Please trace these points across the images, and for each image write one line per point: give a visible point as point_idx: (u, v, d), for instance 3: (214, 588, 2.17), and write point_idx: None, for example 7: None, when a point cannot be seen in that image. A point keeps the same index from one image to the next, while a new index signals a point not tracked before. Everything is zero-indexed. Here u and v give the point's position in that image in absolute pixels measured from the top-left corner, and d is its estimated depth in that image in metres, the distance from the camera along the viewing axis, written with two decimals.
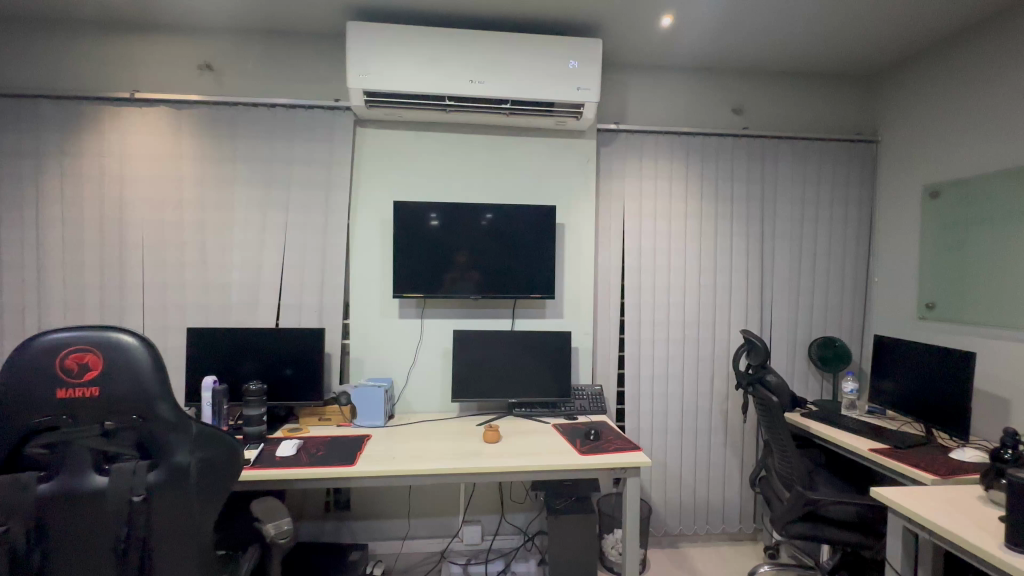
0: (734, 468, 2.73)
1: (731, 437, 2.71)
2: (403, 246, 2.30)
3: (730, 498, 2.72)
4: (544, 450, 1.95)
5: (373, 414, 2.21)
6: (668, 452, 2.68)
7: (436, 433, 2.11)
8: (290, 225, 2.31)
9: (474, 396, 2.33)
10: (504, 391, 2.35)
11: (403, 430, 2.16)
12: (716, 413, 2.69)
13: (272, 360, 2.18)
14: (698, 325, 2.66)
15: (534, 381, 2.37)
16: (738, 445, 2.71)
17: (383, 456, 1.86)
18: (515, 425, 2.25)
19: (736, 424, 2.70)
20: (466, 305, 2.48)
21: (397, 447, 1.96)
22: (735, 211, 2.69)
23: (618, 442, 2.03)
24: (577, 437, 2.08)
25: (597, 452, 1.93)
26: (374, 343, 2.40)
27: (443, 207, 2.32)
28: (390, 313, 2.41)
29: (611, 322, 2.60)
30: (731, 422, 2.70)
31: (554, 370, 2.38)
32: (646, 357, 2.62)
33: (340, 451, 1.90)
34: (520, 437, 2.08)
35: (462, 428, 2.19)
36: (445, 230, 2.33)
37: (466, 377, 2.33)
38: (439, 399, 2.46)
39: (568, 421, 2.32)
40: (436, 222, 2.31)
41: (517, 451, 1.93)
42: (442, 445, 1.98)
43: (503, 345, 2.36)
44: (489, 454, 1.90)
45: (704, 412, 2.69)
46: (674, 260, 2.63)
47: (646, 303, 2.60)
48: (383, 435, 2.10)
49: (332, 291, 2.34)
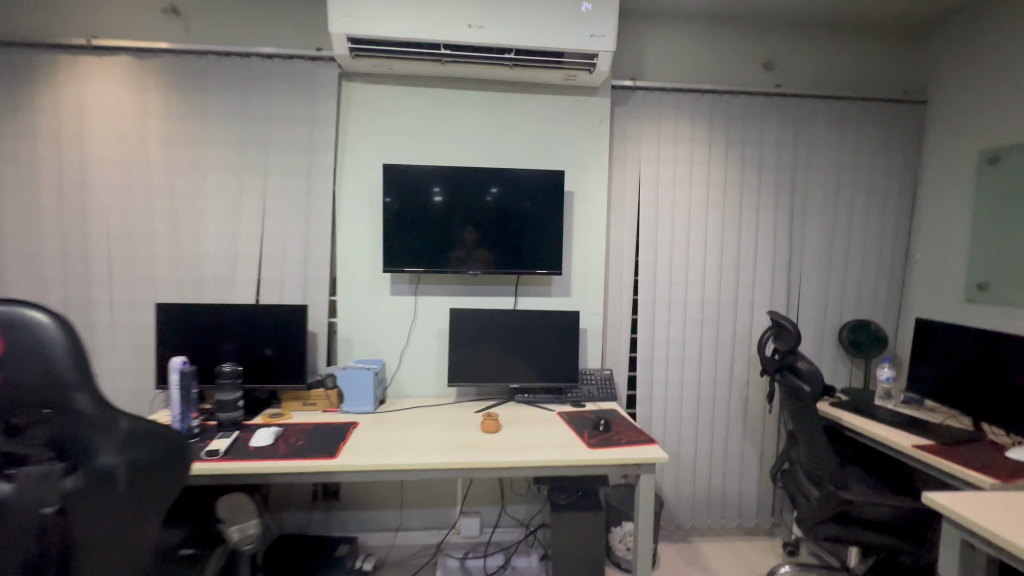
0: (753, 459, 2.53)
1: (751, 426, 2.51)
2: (401, 220, 2.07)
3: (747, 491, 2.53)
4: (548, 442, 1.75)
5: (362, 399, 2.03)
6: (681, 441, 2.48)
7: (430, 422, 1.93)
8: (269, 191, 2.09)
9: (471, 381, 2.13)
10: (505, 376, 2.15)
11: (394, 417, 1.97)
12: (735, 401, 2.49)
13: (250, 340, 1.98)
14: (718, 306, 2.44)
15: (538, 365, 2.16)
16: (759, 436, 2.51)
17: (368, 448, 1.67)
18: (516, 412, 2.06)
19: (756, 413, 2.50)
20: (464, 281, 2.26)
21: (385, 436, 1.77)
22: (763, 180, 2.42)
23: (631, 433, 1.83)
24: (585, 428, 1.88)
25: (608, 445, 1.73)
26: (363, 322, 2.20)
27: (446, 179, 2.08)
28: (381, 290, 2.20)
29: (622, 300, 2.38)
30: (751, 411, 2.50)
31: (559, 353, 2.17)
32: (661, 340, 2.41)
33: (322, 441, 1.71)
34: (522, 427, 1.89)
35: (459, 416, 2.00)
36: (451, 205, 2.10)
37: (463, 360, 2.14)
38: (435, 383, 2.27)
39: (575, 409, 2.12)
40: (440, 198, 2.08)
41: (518, 443, 1.74)
42: (435, 436, 1.79)
43: (504, 326, 2.15)
44: (486, 446, 1.70)
45: (722, 399, 2.48)
46: (694, 234, 2.39)
47: (661, 280, 2.37)
48: (372, 422, 1.91)
49: (317, 265, 2.13)
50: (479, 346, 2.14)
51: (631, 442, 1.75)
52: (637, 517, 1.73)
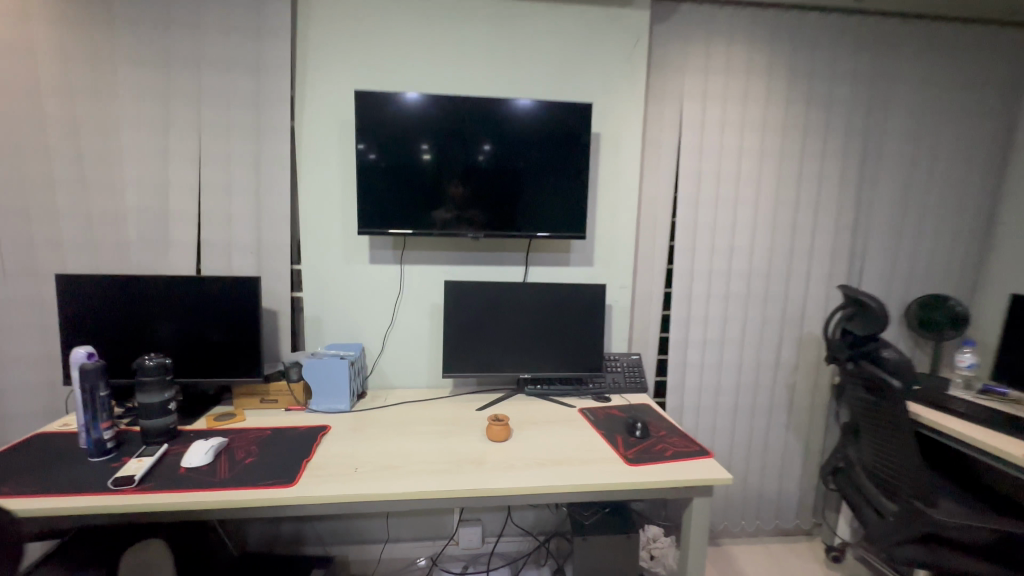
0: (797, 454, 2.19)
1: (796, 418, 2.15)
2: (385, 182, 1.62)
3: (787, 490, 2.21)
4: (573, 457, 1.35)
5: (335, 395, 1.61)
6: (716, 435, 2.12)
7: (421, 425, 1.52)
8: (204, 127, 1.59)
9: (472, 370, 1.72)
10: (513, 364, 1.74)
11: (375, 418, 1.57)
12: (780, 389, 2.12)
13: (188, 322, 1.54)
14: (768, 277, 2.02)
15: (553, 351, 1.76)
16: (804, 429, 2.16)
17: (338, 468, 1.26)
18: (528, 410, 1.66)
19: (803, 403, 2.13)
20: (462, 247, 1.81)
21: (361, 449, 1.37)
22: (832, 122, 1.95)
23: (677, 442, 1.44)
24: (618, 435, 1.49)
25: (652, 461, 1.34)
26: (336, 298, 1.76)
27: (435, 131, 1.61)
28: (358, 257, 1.75)
29: (654, 271, 1.95)
30: (799, 401, 2.13)
31: (580, 337, 1.76)
32: (698, 318, 2.00)
33: (279, 458, 1.30)
34: (538, 432, 1.49)
35: (456, 416, 1.60)
36: (439, 156, 1.62)
37: (462, 345, 1.72)
38: (427, 371, 1.86)
39: (599, 404, 1.73)
40: (429, 155, 1.61)
41: (534, 458, 1.34)
42: (426, 447, 1.38)
43: (512, 303, 1.73)
44: (494, 464, 1.30)
45: (766, 387, 2.11)
46: (744, 189, 1.94)
47: (702, 247, 1.94)
48: (346, 427, 1.50)
49: (273, 225, 1.66)
50: (481, 328, 1.72)
51: (680, 456, 1.36)
52: (684, 548, 1.36)
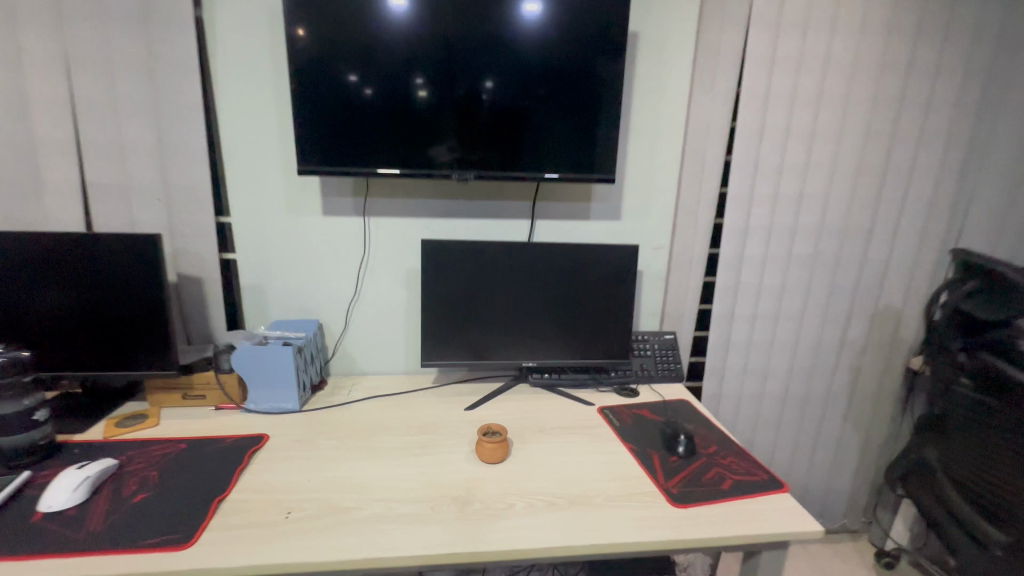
0: (853, 448, 1.82)
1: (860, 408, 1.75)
2: (350, 114, 1.16)
3: (836, 488, 1.87)
4: (596, 493, 0.97)
5: (278, 392, 1.22)
6: (760, 428, 1.74)
7: (388, 435, 1.14)
8: (64, 8, 1.10)
9: (460, 356, 1.33)
10: (514, 348, 1.35)
11: (328, 424, 1.18)
12: (842, 373, 1.72)
13: (69, 297, 1.13)
14: (844, 236, 1.56)
15: (566, 333, 1.35)
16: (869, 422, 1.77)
17: (261, 513, 0.89)
18: (532, 412, 1.28)
19: (868, 391, 1.74)
20: (445, 195, 1.36)
21: (300, 477, 0.99)
22: (955, 22, 1.42)
23: (735, 467, 1.06)
24: (654, 453, 1.10)
25: (706, 501, 0.95)
26: (282, 261, 1.35)
27: (433, 55, 1.15)
28: (307, 207, 1.31)
29: (698, 227, 1.50)
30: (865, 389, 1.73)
31: (602, 314, 1.35)
32: (750, 287, 1.57)
33: (183, 493, 0.93)
34: (545, 450, 1.11)
35: (437, 421, 1.21)
36: (447, 61, 1.16)
37: (446, 324, 1.31)
38: (404, 354, 1.47)
39: (624, 402, 1.34)
40: (427, 93, 1.17)
41: (541, 496, 0.96)
42: (392, 474, 1.01)
43: (513, 269, 1.30)
44: (484, 506, 0.92)
45: (826, 370, 1.70)
46: (825, 117, 1.45)
47: (762, 195, 1.49)
48: (288, 438, 1.12)
49: (186, 161, 1.21)
50: (472, 302, 1.31)
51: (744, 492, 0.98)
52: None
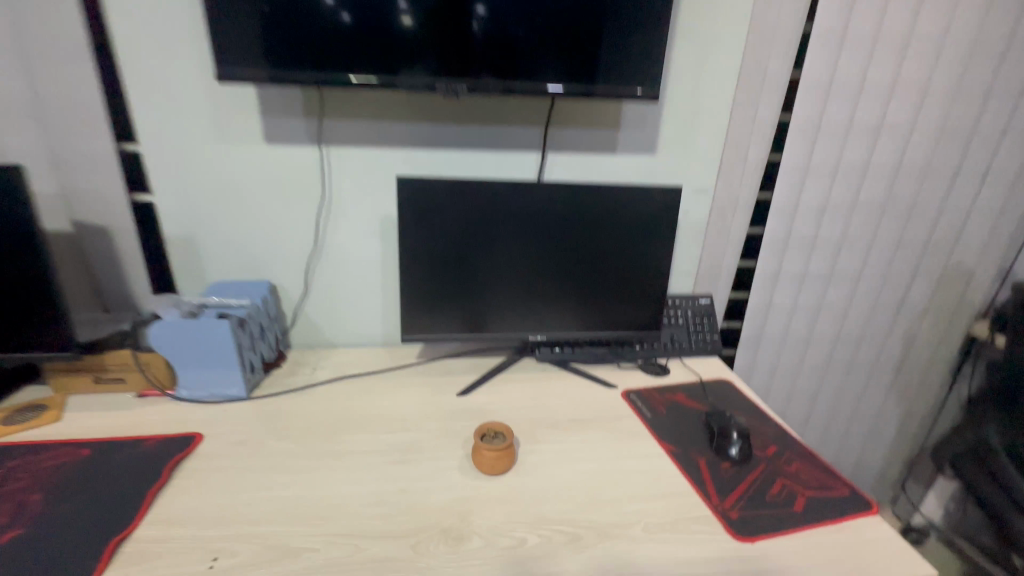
0: (896, 424, 1.62)
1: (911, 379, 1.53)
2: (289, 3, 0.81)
3: (869, 464, 1.69)
4: (632, 521, 0.74)
5: (216, 376, 0.95)
6: (795, 402, 1.52)
7: (359, 434, 0.89)
8: None
9: (451, 328, 1.07)
10: (519, 316, 1.08)
11: (283, 418, 0.92)
12: (895, 341, 1.48)
13: None
14: (923, 179, 1.27)
15: (584, 299, 1.08)
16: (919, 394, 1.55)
17: (178, 563, 0.64)
18: (541, 397, 1.03)
19: (921, 361, 1.52)
20: (429, 118, 1.02)
21: (239, 501, 0.74)
22: None
23: (804, 478, 0.83)
24: (699, 457, 0.86)
25: (777, 532, 0.73)
26: (217, 205, 1.03)
27: None
28: (244, 133, 0.98)
29: (749, 166, 1.19)
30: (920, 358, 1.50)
31: (630, 275, 1.08)
32: (804, 240, 1.29)
33: (70, 528, 0.68)
34: (561, 454, 0.87)
35: (422, 412, 0.96)
36: None
37: (433, 287, 1.03)
38: (381, 321, 1.19)
39: (653, 383, 1.10)
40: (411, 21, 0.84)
41: (561, 526, 0.72)
42: (362, 493, 0.76)
43: (518, 218, 1.00)
44: (485, 545, 0.69)
45: (878, 339, 1.47)
46: (925, 21, 1.11)
47: (832, 126, 1.17)
48: (228, 439, 0.86)
49: (67, 63, 0.88)
50: (466, 260, 1.02)
51: (822, 516, 0.76)
52: None
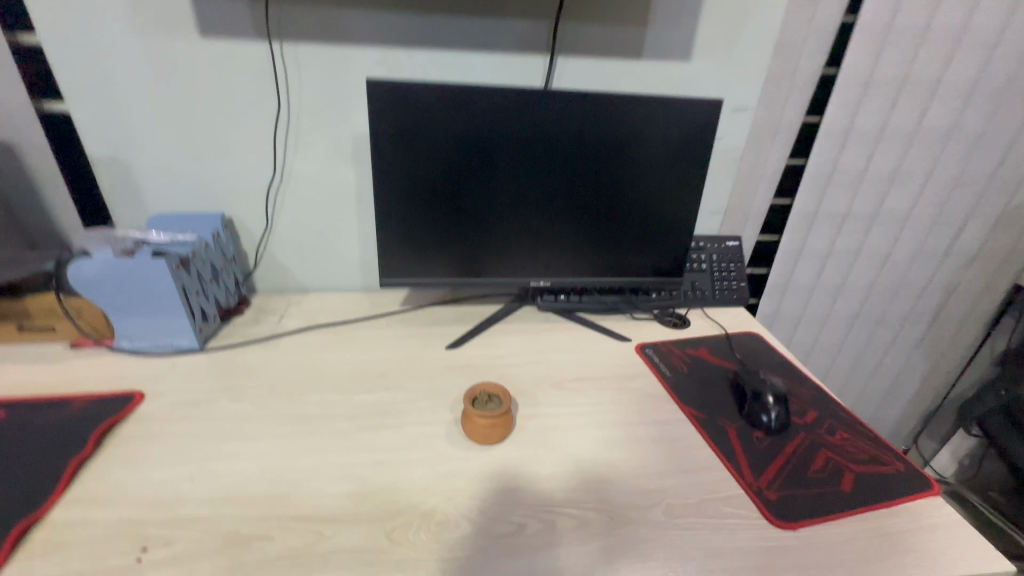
0: (925, 382, 1.50)
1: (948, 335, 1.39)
2: None
3: (891, 423, 1.59)
4: (650, 501, 0.62)
5: (160, 325, 0.81)
6: (816, 355, 1.40)
7: (329, 395, 0.76)
8: None
9: (440, 271, 0.91)
10: (518, 258, 0.92)
11: (241, 375, 0.79)
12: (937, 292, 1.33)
13: None
14: (1004, 100, 1.06)
15: (595, 239, 0.92)
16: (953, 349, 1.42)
17: (96, 554, 0.52)
18: (543, 351, 0.89)
19: (962, 314, 1.37)
20: (408, 6, 0.81)
21: (179, 476, 0.62)
22: None
23: (851, 451, 0.71)
24: (728, 426, 0.74)
25: (823, 516, 0.61)
26: (149, 117, 0.84)
27: None
28: (172, 22, 0.78)
29: (798, 81, 0.99)
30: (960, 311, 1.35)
31: (651, 211, 0.91)
32: (850, 174, 1.11)
33: None
34: (567, 419, 0.74)
35: (404, 368, 0.83)
36: None
37: (416, 223, 0.86)
38: (357, 263, 1.03)
39: (670, 336, 0.96)
40: None
41: (566, 507, 0.61)
42: (328, 467, 0.64)
43: (519, 138, 0.82)
44: (474, 532, 0.57)
45: (919, 289, 1.31)
46: None
47: (906, 30, 0.96)
48: (173, 399, 0.73)
49: None
50: (454, 190, 0.84)
51: (874, 497, 0.64)
52: None
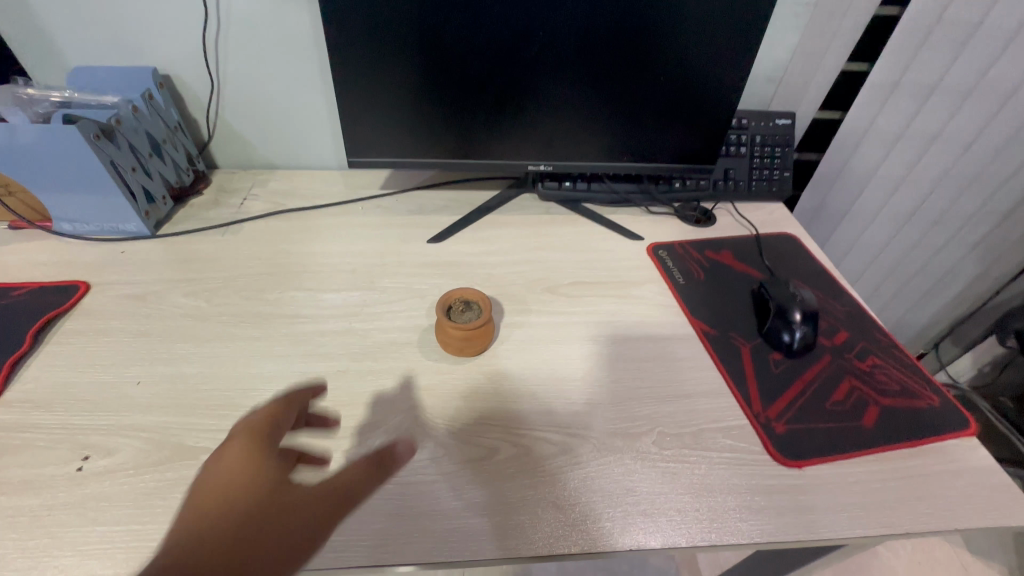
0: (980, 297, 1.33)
1: None
2: None
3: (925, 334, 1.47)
4: (641, 429, 0.55)
5: (98, 207, 0.70)
6: (854, 253, 1.26)
7: (293, 293, 0.68)
8: None
9: (420, 150, 0.76)
10: (514, 136, 0.76)
11: (198, 266, 0.70)
12: None
13: None
14: None
15: (609, 114, 0.74)
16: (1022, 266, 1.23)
17: (36, 460, 0.49)
18: (539, 249, 0.78)
19: None
20: None
21: (125, 378, 0.56)
22: None
23: (881, 379, 0.62)
24: (742, 346, 0.64)
25: (835, 453, 0.54)
26: None
27: None
28: None
29: None
30: None
31: (683, 76, 0.71)
32: (955, 31, 0.87)
33: None
34: (558, 330, 0.66)
35: (379, 264, 0.73)
36: None
37: (383, 84, 0.69)
38: (328, 137, 0.88)
39: (690, 235, 0.83)
40: None
41: (544, 431, 0.54)
42: (287, 375, 0.58)
43: None
44: (440, 455, 0.52)
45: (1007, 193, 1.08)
46: None
47: None
48: (122, 292, 0.66)
49: None
50: (432, 41, 0.66)
51: (899, 433, 0.56)
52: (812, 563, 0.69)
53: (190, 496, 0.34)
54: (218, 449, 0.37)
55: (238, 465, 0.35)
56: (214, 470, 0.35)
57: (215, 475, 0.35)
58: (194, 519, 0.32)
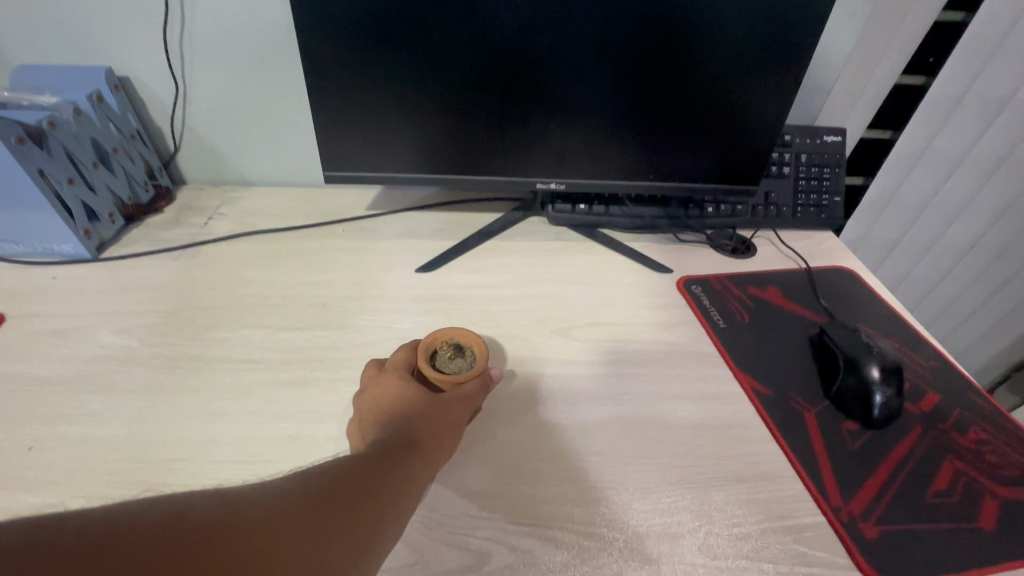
0: None
1: None
2: None
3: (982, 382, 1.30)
4: (682, 527, 0.41)
5: (26, 225, 0.60)
6: (903, 291, 1.12)
7: (247, 331, 0.56)
8: None
9: (410, 164, 0.65)
10: (523, 148, 0.65)
11: (139, 296, 0.59)
12: None
13: None
14: None
15: (635, 123, 0.63)
16: None
17: None
18: (548, 281, 0.65)
19: None
20: None
21: (15, 442, 0.44)
22: None
23: (991, 460, 0.47)
24: (805, 411, 0.51)
25: (954, 569, 0.39)
26: None
27: None
28: None
29: None
30: None
31: (724, 81, 0.59)
32: None
33: None
34: (571, 385, 0.52)
35: (355, 298, 0.61)
36: None
37: (368, 87, 0.59)
38: (309, 152, 0.77)
39: (727, 268, 0.70)
40: None
41: (553, 527, 0.41)
42: (222, 440, 0.45)
43: None
44: (411, 563, 0.38)
45: None
46: None
47: None
48: (40, 327, 0.54)
49: None
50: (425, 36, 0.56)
51: None
52: None
53: (359, 421, 0.44)
54: (372, 371, 0.48)
55: (388, 380, 0.45)
56: (369, 396, 0.45)
57: (372, 391, 0.45)
58: (372, 420, 0.43)
